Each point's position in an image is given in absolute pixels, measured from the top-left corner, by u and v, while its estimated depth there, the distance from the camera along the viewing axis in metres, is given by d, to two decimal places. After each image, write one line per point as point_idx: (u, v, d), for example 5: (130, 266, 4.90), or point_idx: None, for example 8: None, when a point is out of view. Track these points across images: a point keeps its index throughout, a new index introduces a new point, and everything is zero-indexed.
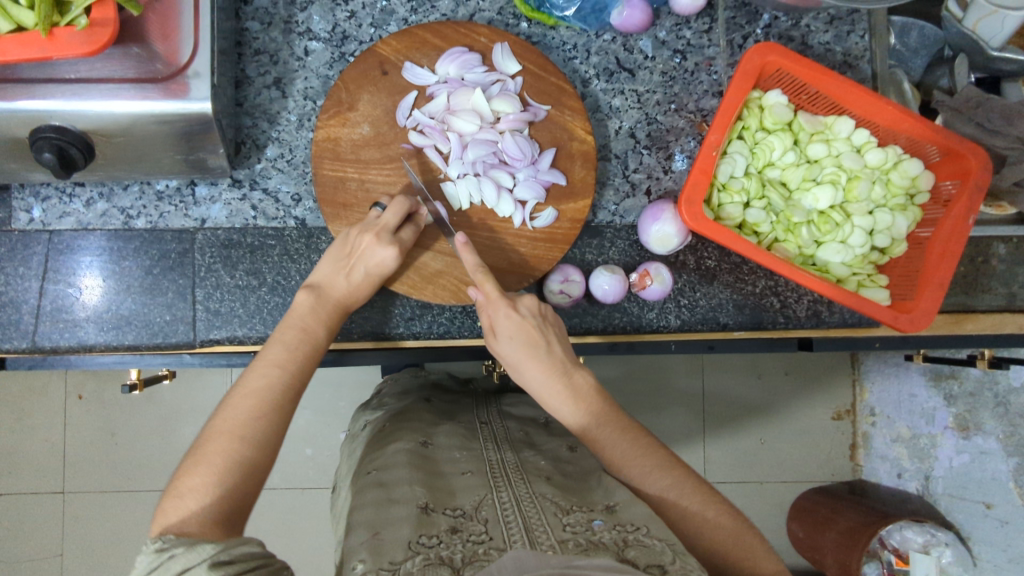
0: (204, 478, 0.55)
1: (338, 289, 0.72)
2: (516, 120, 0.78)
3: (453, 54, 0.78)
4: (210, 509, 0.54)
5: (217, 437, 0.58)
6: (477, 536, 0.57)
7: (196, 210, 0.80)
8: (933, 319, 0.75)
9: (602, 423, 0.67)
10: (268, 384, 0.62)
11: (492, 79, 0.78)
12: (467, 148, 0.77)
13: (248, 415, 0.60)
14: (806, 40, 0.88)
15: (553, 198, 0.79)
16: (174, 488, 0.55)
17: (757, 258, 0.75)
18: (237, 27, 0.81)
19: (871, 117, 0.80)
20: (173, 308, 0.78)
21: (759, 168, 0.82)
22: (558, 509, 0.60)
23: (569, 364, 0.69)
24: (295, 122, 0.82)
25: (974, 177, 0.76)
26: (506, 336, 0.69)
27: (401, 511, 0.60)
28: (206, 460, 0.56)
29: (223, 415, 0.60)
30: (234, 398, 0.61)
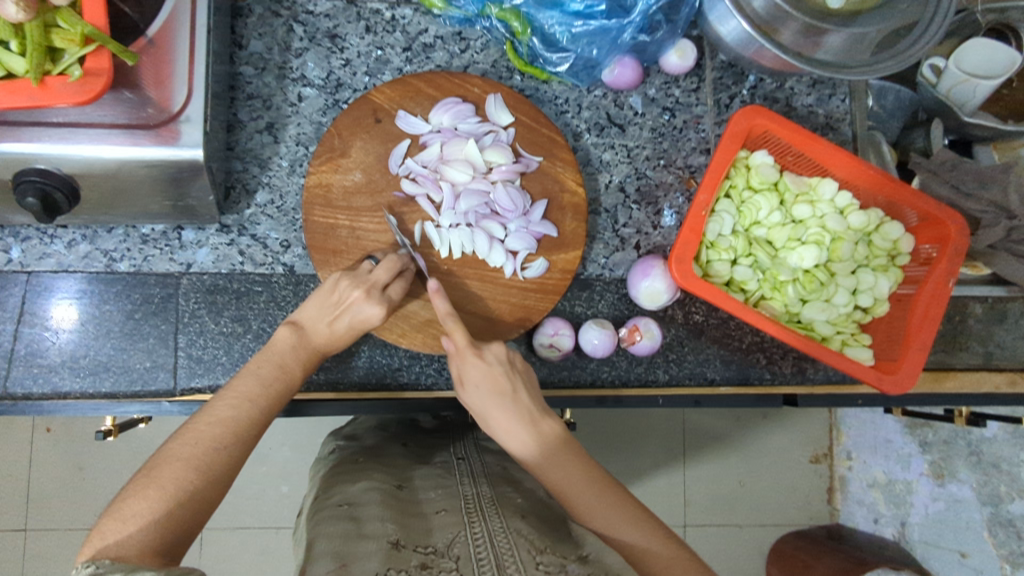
0: (153, 503, 0.54)
1: (319, 336, 0.71)
2: (509, 170, 0.79)
3: (446, 104, 0.79)
4: (153, 535, 0.52)
5: (174, 461, 0.57)
6: (447, 572, 0.55)
7: (182, 253, 0.78)
8: (916, 380, 0.76)
9: (575, 477, 0.66)
10: (233, 416, 0.62)
11: (485, 130, 0.79)
12: (460, 198, 0.78)
13: (210, 442, 0.59)
14: (790, 102, 0.90)
15: (544, 249, 0.79)
16: (116, 511, 0.53)
17: (745, 316, 0.76)
18: (232, 71, 0.81)
19: (854, 180, 0.82)
20: (154, 355, 0.77)
21: (746, 226, 0.83)
22: (531, 547, 0.60)
23: (537, 413, 0.69)
24: (287, 168, 0.81)
25: (953, 243, 0.78)
26: (472, 386, 0.69)
27: (370, 546, 0.59)
28: (159, 487, 0.55)
29: (183, 436, 0.59)
30: (197, 425, 0.60)
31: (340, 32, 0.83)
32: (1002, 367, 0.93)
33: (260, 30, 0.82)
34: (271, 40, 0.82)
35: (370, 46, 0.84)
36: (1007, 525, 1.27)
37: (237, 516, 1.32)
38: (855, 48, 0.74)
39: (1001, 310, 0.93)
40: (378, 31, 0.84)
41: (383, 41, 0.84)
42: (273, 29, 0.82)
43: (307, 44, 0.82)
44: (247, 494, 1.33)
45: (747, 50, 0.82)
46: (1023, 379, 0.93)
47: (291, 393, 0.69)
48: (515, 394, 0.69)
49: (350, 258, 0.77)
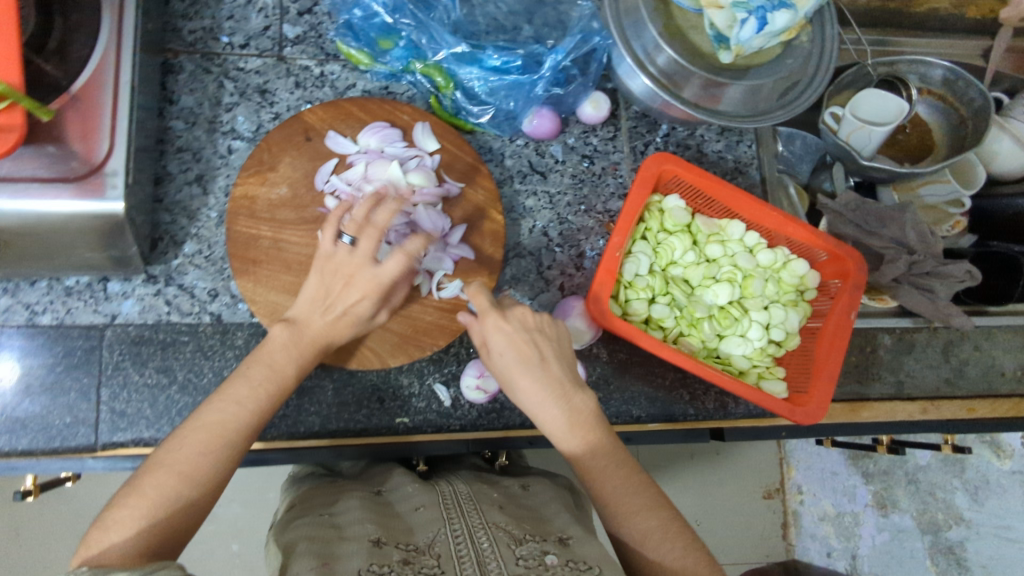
0: (136, 512, 0.54)
1: (311, 325, 0.68)
2: (431, 194, 0.81)
3: (374, 127, 0.81)
4: (136, 543, 0.54)
5: (162, 470, 0.57)
6: (428, 569, 0.58)
7: (107, 305, 0.79)
8: (826, 411, 0.80)
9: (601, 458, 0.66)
10: (223, 419, 0.60)
11: (411, 154, 0.82)
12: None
13: (195, 451, 0.58)
14: (701, 148, 0.95)
15: (461, 271, 0.82)
16: (104, 517, 0.55)
17: (662, 353, 0.79)
18: (162, 125, 0.83)
19: (759, 222, 0.86)
20: (75, 410, 0.76)
21: (663, 266, 0.87)
22: (511, 539, 0.62)
23: (570, 383, 0.67)
24: (216, 218, 0.83)
25: (852, 278, 0.83)
26: (497, 351, 0.67)
27: (353, 545, 0.61)
28: (142, 492, 0.55)
29: (166, 458, 0.57)
30: (185, 433, 0.59)
31: (270, 88, 0.87)
32: (915, 396, 0.97)
33: (191, 86, 0.85)
34: (201, 95, 0.85)
35: (300, 99, 0.87)
36: (947, 553, 1.35)
37: None
38: (753, 100, 0.80)
39: (909, 340, 0.98)
40: (307, 86, 0.88)
41: (312, 96, 0.88)
42: (204, 84, 0.85)
43: (237, 99, 0.86)
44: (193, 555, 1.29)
45: (655, 102, 0.87)
46: (933, 406, 0.97)
47: (284, 396, 0.66)
48: (542, 358, 0.67)
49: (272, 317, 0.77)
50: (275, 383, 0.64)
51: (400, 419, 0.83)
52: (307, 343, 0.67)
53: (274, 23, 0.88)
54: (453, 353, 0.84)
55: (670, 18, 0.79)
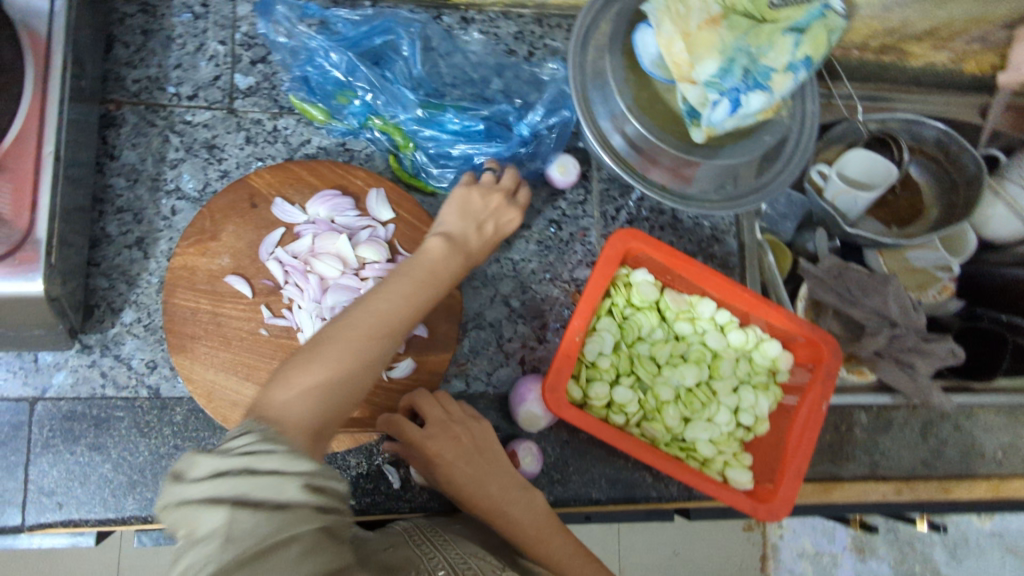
0: (315, 376, 0.55)
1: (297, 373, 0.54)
2: (382, 268, 0.76)
3: (324, 196, 0.77)
4: (315, 407, 0.54)
5: (333, 341, 0.57)
6: None
7: (38, 377, 0.75)
8: (791, 509, 0.76)
9: None
10: (386, 309, 0.61)
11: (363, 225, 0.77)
12: (327, 293, 0.75)
13: (357, 346, 0.57)
14: (676, 213, 0.90)
15: (413, 350, 0.77)
16: (286, 376, 0.55)
17: (621, 445, 0.75)
18: (101, 183, 0.80)
19: (731, 302, 0.81)
20: (0, 490, 0.72)
21: (628, 343, 0.83)
22: (490, 573, 0.57)
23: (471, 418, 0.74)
24: (156, 284, 0.79)
25: (825, 365, 0.79)
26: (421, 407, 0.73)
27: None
28: (316, 360, 0.56)
29: (370, 306, 0.61)
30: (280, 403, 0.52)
31: (219, 143, 0.83)
32: (890, 476, 0.93)
33: (134, 140, 0.81)
34: (145, 150, 0.81)
35: (250, 156, 0.83)
36: None
37: None
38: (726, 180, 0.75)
39: (886, 418, 0.95)
40: (258, 142, 0.83)
41: (263, 152, 0.83)
42: (148, 139, 0.81)
43: (183, 155, 0.82)
44: None
45: None
46: (908, 487, 0.93)
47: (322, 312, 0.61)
48: None
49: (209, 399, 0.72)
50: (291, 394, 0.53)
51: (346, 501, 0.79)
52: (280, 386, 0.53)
53: (224, 73, 0.84)
54: None
55: (640, 89, 0.74)
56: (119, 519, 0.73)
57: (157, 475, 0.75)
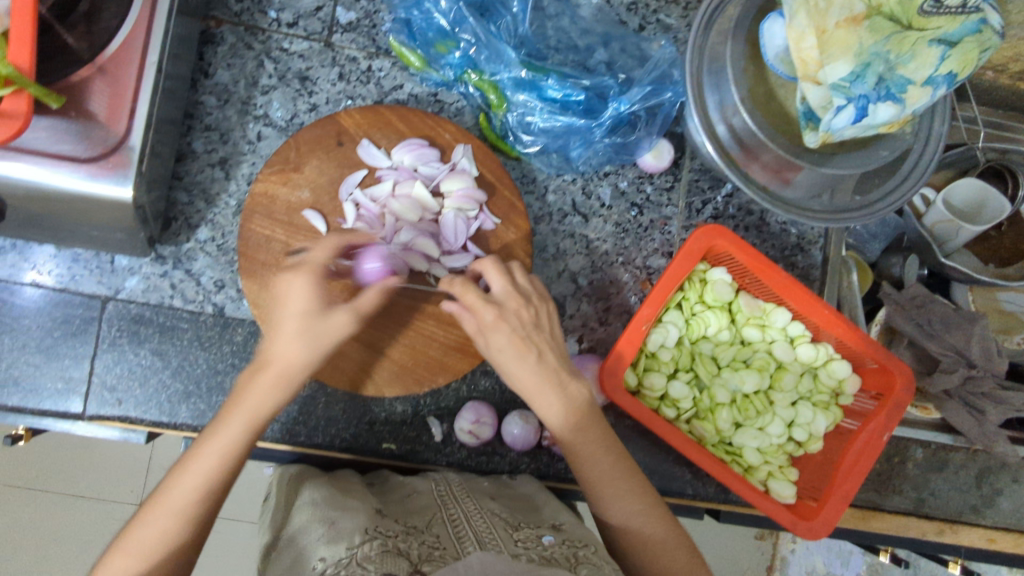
0: (227, 436, 0.57)
1: (284, 359, 0.59)
2: (462, 198, 0.75)
3: (410, 144, 0.75)
4: (201, 480, 0.56)
5: (212, 439, 0.58)
6: (432, 542, 0.58)
7: (112, 278, 0.77)
8: (831, 531, 0.75)
9: (588, 430, 0.66)
10: (258, 405, 0.58)
11: (446, 175, 0.75)
12: (400, 231, 0.74)
13: (268, 395, 0.59)
14: (765, 216, 0.87)
15: None
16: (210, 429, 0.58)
17: (671, 440, 0.74)
18: (192, 99, 0.79)
19: (807, 316, 0.78)
20: (68, 377, 0.75)
21: (692, 339, 0.81)
22: (507, 525, 0.63)
23: (560, 360, 0.67)
24: (234, 207, 0.79)
25: (895, 397, 0.75)
26: (487, 341, 0.65)
27: (356, 507, 0.66)
28: (220, 434, 0.57)
29: (243, 398, 0.59)
30: (149, 515, 0.55)
31: (312, 75, 0.81)
32: (933, 515, 0.91)
33: (229, 60, 0.80)
34: (238, 72, 0.80)
35: (340, 93, 0.82)
36: None
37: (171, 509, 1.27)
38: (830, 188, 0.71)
39: (942, 457, 0.92)
40: (351, 80, 0.82)
41: (354, 91, 0.82)
42: (243, 61, 0.80)
43: (275, 83, 0.80)
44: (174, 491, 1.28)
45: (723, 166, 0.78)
46: (950, 530, 0.90)
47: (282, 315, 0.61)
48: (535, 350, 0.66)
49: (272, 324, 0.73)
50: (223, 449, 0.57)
51: (387, 445, 0.80)
52: (273, 382, 0.58)
53: (327, 4, 0.82)
54: (452, 389, 0.81)
55: (758, 82, 0.70)
56: (172, 424, 0.76)
57: (212, 389, 0.77)
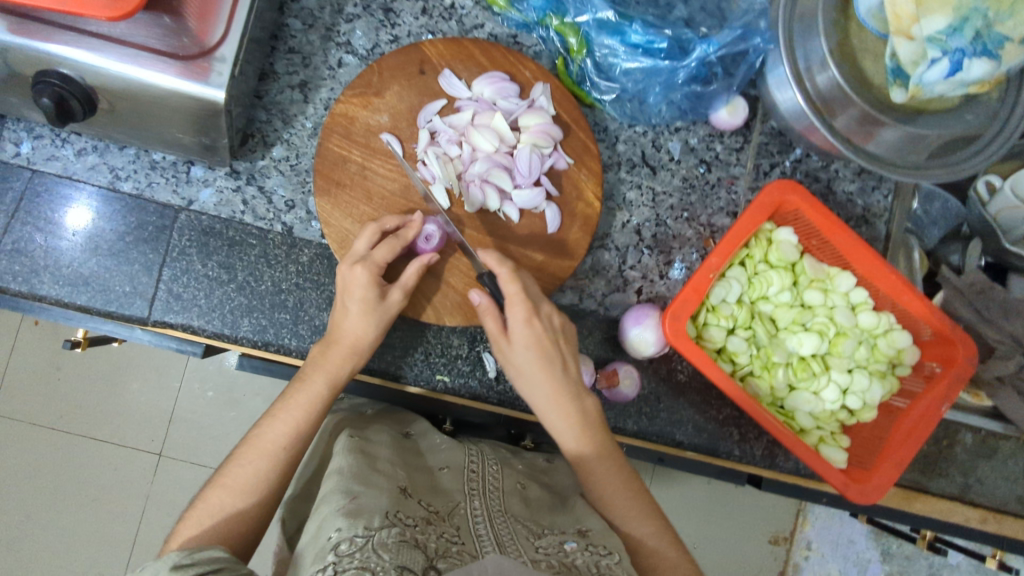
0: (283, 437, 0.63)
1: (341, 326, 0.68)
2: (539, 134, 0.75)
3: (492, 77, 0.76)
4: (281, 438, 0.63)
5: (291, 406, 0.65)
6: (450, 535, 0.55)
7: (186, 188, 0.78)
8: (883, 496, 0.73)
9: (603, 455, 0.69)
10: (342, 362, 0.67)
11: (525, 110, 0.76)
12: (476, 162, 0.75)
13: (342, 362, 0.67)
14: (831, 185, 0.87)
15: (542, 249, 0.77)
16: (259, 437, 0.63)
17: (727, 389, 0.74)
18: (279, 21, 0.80)
19: (873, 281, 0.79)
20: (135, 281, 0.76)
21: (752, 298, 0.81)
22: (530, 532, 0.59)
23: (579, 389, 0.71)
24: (309, 129, 0.80)
25: (957, 367, 0.75)
26: (520, 345, 0.69)
27: (382, 483, 0.61)
28: (293, 416, 0.64)
29: (330, 351, 0.68)
30: (243, 453, 0.62)
31: (395, 8, 0.82)
32: (978, 503, 0.89)
33: None
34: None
35: (422, 28, 0.83)
36: None
37: (196, 452, 1.28)
38: (909, 148, 0.72)
39: (991, 445, 0.90)
40: (433, 15, 0.83)
41: (436, 27, 0.83)
42: None
43: (360, 12, 0.82)
44: (203, 434, 1.28)
45: (798, 123, 0.79)
46: (994, 519, 0.89)
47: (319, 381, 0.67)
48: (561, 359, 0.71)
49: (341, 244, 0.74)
50: (305, 397, 0.65)
51: (440, 377, 0.80)
52: (341, 351, 0.68)
53: None
54: None
55: (848, 34, 0.70)
56: (233, 336, 0.76)
57: (274, 306, 0.77)
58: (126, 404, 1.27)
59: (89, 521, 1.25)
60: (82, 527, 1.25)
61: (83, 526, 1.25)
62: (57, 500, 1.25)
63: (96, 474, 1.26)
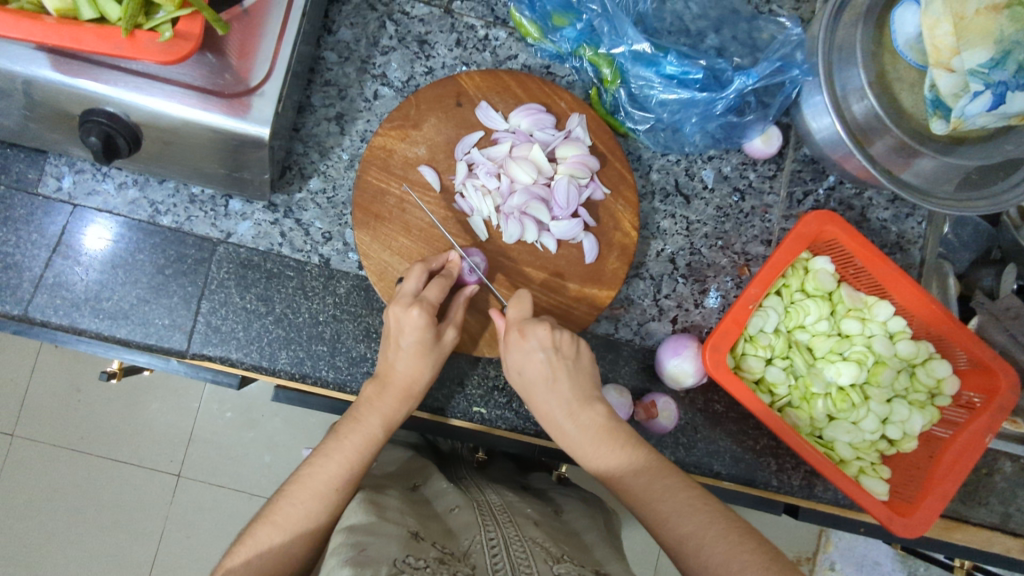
0: (336, 471, 0.63)
1: (398, 372, 0.68)
2: (576, 164, 0.76)
3: (529, 109, 0.77)
4: (333, 474, 0.63)
5: (343, 445, 0.64)
6: (463, 571, 0.52)
7: (225, 222, 0.79)
8: (929, 529, 0.73)
9: (622, 461, 0.65)
10: (395, 404, 0.68)
11: (561, 142, 0.77)
12: (514, 193, 0.75)
13: (396, 405, 0.68)
14: (865, 212, 0.87)
15: (579, 278, 0.77)
16: (307, 472, 0.63)
17: (768, 421, 0.73)
18: (315, 54, 0.80)
19: (912, 311, 0.78)
20: (174, 314, 0.76)
21: (789, 328, 0.80)
22: (548, 556, 0.57)
23: (577, 403, 0.68)
24: (346, 161, 0.81)
25: (999, 399, 0.74)
26: (515, 370, 0.69)
27: (391, 530, 0.57)
28: (346, 454, 0.64)
29: (386, 385, 0.68)
30: (290, 489, 0.61)
31: (430, 40, 0.83)
32: (1019, 533, 0.88)
33: (352, 19, 0.82)
34: (360, 31, 0.82)
35: (457, 59, 0.84)
36: None
37: (218, 472, 1.27)
38: (944, 176, 0.72)
39: None
40: (467, 47, 0.84)
41: (470, 59, 0.84)
42: (366, 21, 0.82)
43: (395, 45, 0.82)
44: (227, 455, 1.28)
45: (834, 151, 0.79)
46: None
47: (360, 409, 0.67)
48: (555, 378, 0.69)
49: (381, 277, 0.75)
50: (358, 438, 0.65)
51: (478, 409, 0.80)
52: (394, 395, 0.68)
53: None
54: None
55: (885, 66, 0.70)
56: (270, 369, 0.76)
57: (312, 338, 0.77)
58: (148, 427, 1.26)
59: (109, 545, 1.24)
60: (103, 551, 1.24)
61: (103, 550, 1.24)
62: (79, 524, 1.24)
63: (118, 498, 1.25)
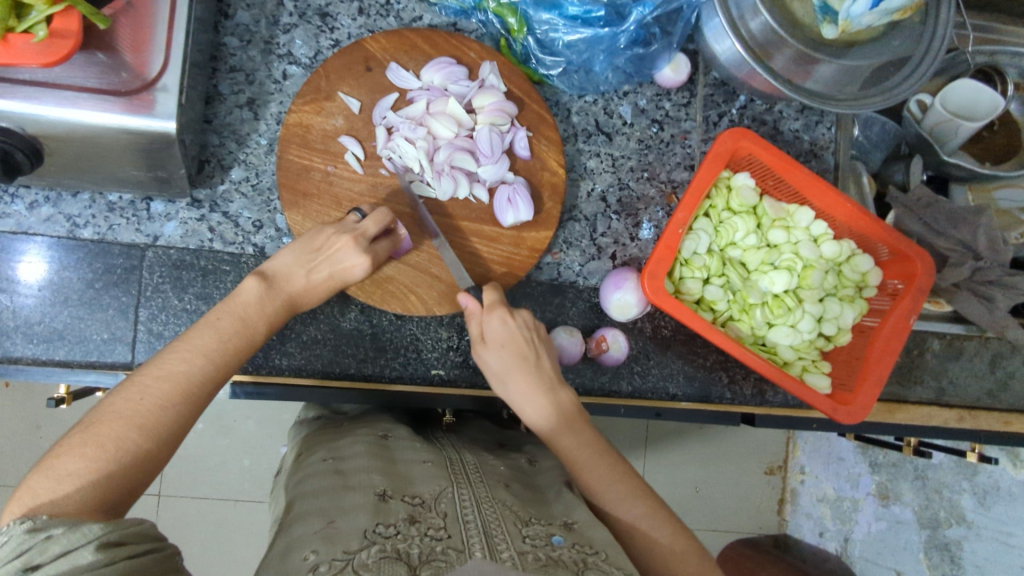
0: (199, 350, 0.59)
1: (293, 282, 0.67)
2: (495, 113, 0.76)
3: (439, 63, 0.77)
4: (204, 368, 0.59)
5: (205, 329, 0.61)
6: (435, 532, 0.54)
7: (149, 226, 0.77)
8: (869, 414, 0.78)
9: (573, 426, 0.68)
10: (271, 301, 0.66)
11: (477, 91, 0.77)
12: (440, 150, 0.76)
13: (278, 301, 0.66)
14: (778, 125, 0.90)
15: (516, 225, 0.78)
16: (163, 362, 0.58)
17: (712, 337, 0.76)
18: (215, 41, 0.78)
19: (830, 211, 0.83)
20: (113, 327, 0.75)
21: (721, 246, 0.84)
22: (517, 519, 0.58)
23: (556, 381, 0.71)
24: (265, 146, 0.80)
25: (918, 280, 0.79)
26: (495, 344, 0.70)
27: (357, 501, 0.57)
28: (219, 333, 0.61)
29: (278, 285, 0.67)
30: (144, 378, 0.56)
31: (332, 12, 0.82)
32: (954, 403, 0.96)
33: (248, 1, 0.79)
34: (259, 12, 0.80)
35: (361, 28, 0.83)
36: (943, 549, 1.19)
37: (197, 484, 1.25)
38: (844, 80, 0.75)
39: (958, 347, 0.96)
40: (371, 14, 0.83)
41: (375, 26, 0.83)
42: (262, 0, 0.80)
43: (296, 21, 0.81)
44: (204, 465, 1.26)
45: (740, 70, 0.82)
46: (970, 416, 0.95)
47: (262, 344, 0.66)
48: (537, 359, 0.71)
49: None
50: (242, 336, 0.62)
51: (437, 371, 0.82)
52: (283, 301, 0.67)
53: None
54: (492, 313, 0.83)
55: None
56: None
57: None
58: None
59: None
60: None
61: None
62: None
63: None
